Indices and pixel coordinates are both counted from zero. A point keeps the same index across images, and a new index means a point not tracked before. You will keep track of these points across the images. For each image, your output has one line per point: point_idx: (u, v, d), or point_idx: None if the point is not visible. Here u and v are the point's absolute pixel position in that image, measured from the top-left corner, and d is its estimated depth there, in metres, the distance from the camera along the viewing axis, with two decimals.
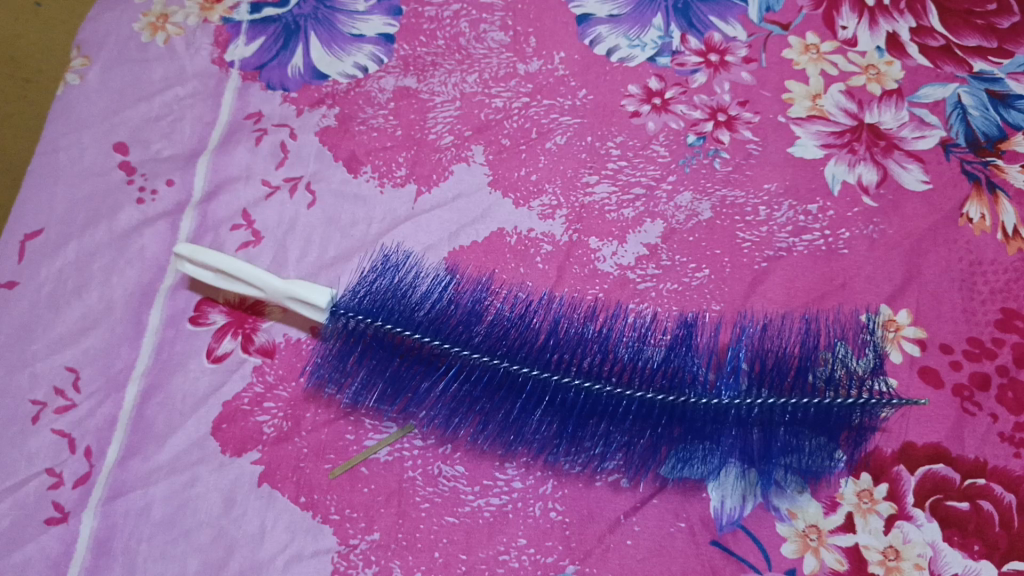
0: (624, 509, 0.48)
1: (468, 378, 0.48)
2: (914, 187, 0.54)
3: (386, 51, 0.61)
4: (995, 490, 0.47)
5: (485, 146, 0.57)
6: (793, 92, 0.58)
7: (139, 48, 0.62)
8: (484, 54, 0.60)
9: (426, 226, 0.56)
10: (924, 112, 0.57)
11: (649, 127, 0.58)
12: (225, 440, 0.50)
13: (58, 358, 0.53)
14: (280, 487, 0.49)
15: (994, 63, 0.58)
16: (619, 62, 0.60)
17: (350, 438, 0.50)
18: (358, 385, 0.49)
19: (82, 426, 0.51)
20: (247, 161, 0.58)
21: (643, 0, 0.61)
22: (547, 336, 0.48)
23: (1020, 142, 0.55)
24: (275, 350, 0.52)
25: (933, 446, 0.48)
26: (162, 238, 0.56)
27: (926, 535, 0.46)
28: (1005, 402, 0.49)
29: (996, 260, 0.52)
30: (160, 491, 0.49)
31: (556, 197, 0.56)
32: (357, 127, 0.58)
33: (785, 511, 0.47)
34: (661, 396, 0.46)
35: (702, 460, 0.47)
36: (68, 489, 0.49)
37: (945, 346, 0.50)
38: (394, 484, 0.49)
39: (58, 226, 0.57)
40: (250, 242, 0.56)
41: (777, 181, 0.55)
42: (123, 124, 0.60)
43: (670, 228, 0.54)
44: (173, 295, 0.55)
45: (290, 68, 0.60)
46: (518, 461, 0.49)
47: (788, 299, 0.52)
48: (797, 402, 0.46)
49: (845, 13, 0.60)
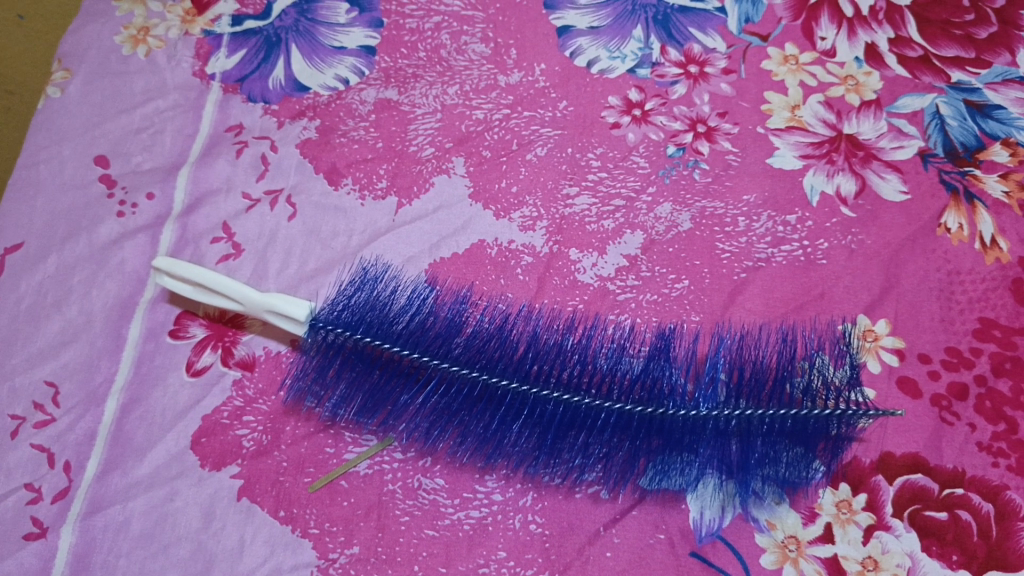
0: (604, 521, 0.48)
1: (447, 391, 0.48)
2: (892, 198, 0.55)
3: (367, 63, 0.61)
4: (973, 500, 0.47)
5: (466, 158, 0.58)
6: (772, 102, 0.58)
7: (120, 60, 0.62)
8: (465, 65, 0.61)
9: (405, 238, 0.55)
10: (902, 122, 0.57)
11: (629, 138, 0.58)
12: (205, 454, 0.50)
13: (38, 372, 0.52)
14: (259, 501, 0.49)
15: (972, 73, 0.58)
16: (599, 73, 0.60)
17: (330, 451, 0.50)
18: (337, 398, 0.49)
19: (61, 441, 0.51)
20: (227, 173, 0.58)
21: (622, 12, 0.61)
22: (526, 349, 0.49)
23: (998, 151, 0.55)
24: (255, 363, 0.52)
25: (911, 456, 0.48)
26: (142, 251, 0.56)
27: (905, 545, 0.46)
28: (983, 412, 0.49)
29: (974, 269, 0.53)
30: (139, 506, 0.49)
31: (536, 208, 0.56)
32: (337, 138, 0.58)
33: (765, 522, 0.47)
34: (639, 407, 0.46)
35: (680, 472, 0.47)
36: (47, 504, 0.49)
37: (923, 356, 0.50)
38: (374, 497, 0.49)
39: (39, 240, 0.57)
40: (230, 255, 0.56)
41: (756, 192, 0.55)
42: (104, 137, 0.60)
43: (650, 239, 0.54)
44: (153, 308, 0.54)
45: (271, 80, 0.61)
46: (498, 474, 0.49)
47: (767, 309, 0.52)
48: (774, 414, 0.46)
49: (823, 23, 0.60)
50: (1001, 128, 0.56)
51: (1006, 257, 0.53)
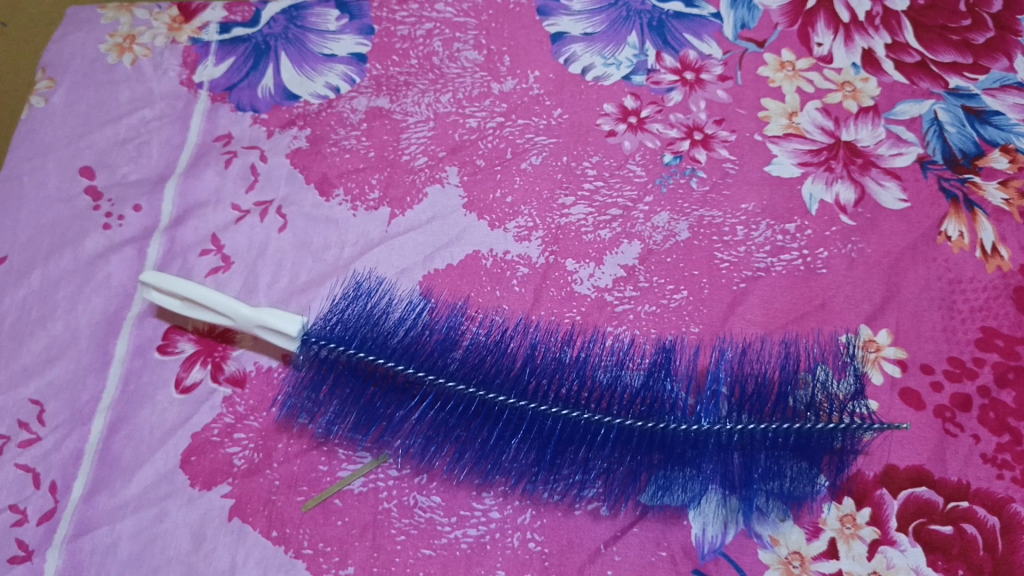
0: (604, 538, 0.47)
1: (444, 406, 0.47)
2: (892, 206, 0.54)
3: (358, 71, 0.60)
4: (979, 513, 0.46)
5: (460, 167, 0.57)
6: (769, 109, 0.57)
7: (105, 69, 0.61)
8: (457, 73, 0.60)
9: (399, 249, 0.54)
10: (901, 129, 0.56)
11: (625, 146, 0.57)
12: (194, 473, 0.49)
13: (23, 391, 0.51)
14: (251, 521, 0.47)
15: (970, 79, 0.57)
16: (594, 80, 0.59)
17: (324, 469, 0.49)
18: (330, 415, 0.48)
19: (47, 461, 0.49)
20: (216, 183, 0.57)
21: (617, 18, 0.61)
22: (523, 363, 0.48)
23: (997, 158, 0.55)
24: (246, 378, 0.51)
25: (916, 469, 0.47)
26: (129, 265, 0.55)
27: (911, 560, 0.46)
28: (987, 423, 0.48)
29: (975, 278, 0.52)
30: (127, 528, 0.48)
31: (532, 218, 0.55)
32: (328, 148, 0.57)
33: (769, 537, 0.46)
34: (639, 422, 0.45)
35: (682, 487, 0.46)
36: (33, 526, 0.48)
37: (926, 367, 0.50)
38: (369, 516, 0.47)
39: (23, 254, 0.55)
40: (219, 268, 0.54)
41: (755, 200, 0.55)
42: (89, 147, 0.58)
43: (648, 249, 0.54)
44: (140, 323, 0.53)
45: (260, 89, 0.59)
46: (496, 490, 0.48)
47: (767, 320, 0.51)
48: (777, 428, 0.45)
49: (819, 29, 0.59)
50: (1001, 134, 0.56)
51: (1007, 265, 0.52)
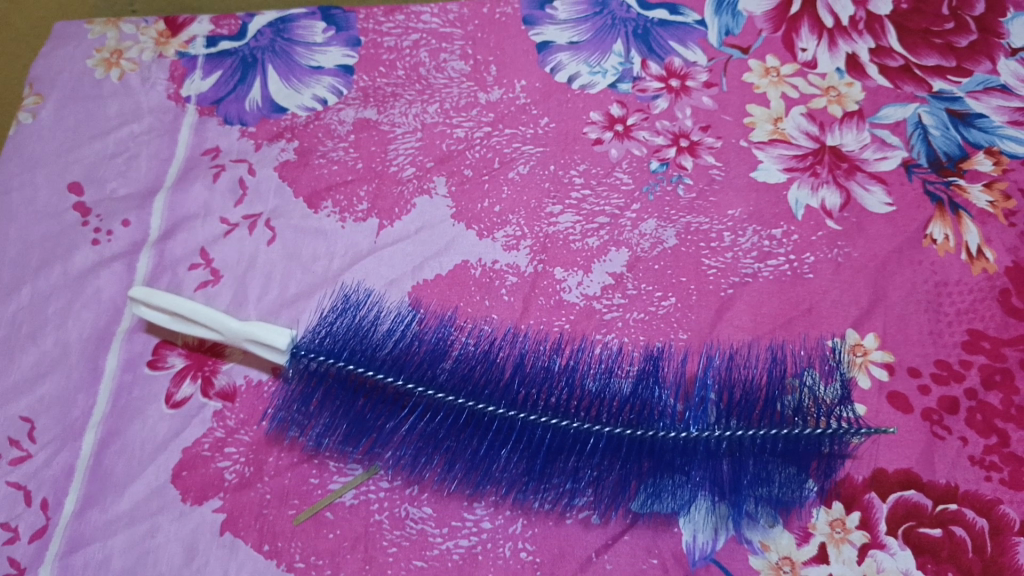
0: (596, 547, 0.47)
1: (433, 418, 0.47)
2: (877, 210, 0.54)
3: (346, 83, 0.60)
4: (967, 516, 0.46)
5: (448, 177, 0.57)
6: (754, 115, 0.58)
7: (93, 84, 0.61)
8: (444, 83, 0.60)
9: (387, 260, 0.55)
10: (886, 133, 0.57)
11: (612, 154, 0.57)
12: (186, 487, 0.49)
13: (13, 408, 0.51)
14: (243, 535, 0.48)
15: (954, 82, 0.58)
16: (580, 89, 0.59)
17: (314, 482, 0.49)
18: (320, 428, 0.48)
19: (38, 477, 0.49)
20: (205, 197, 0.57)
21: (602, 27, 0.61)
22: (512, 373, 0.48)
23: (981, 160, 0.55)
24: (236, 393, 0.51)
25: (904, 472, 0.47)
26: (118, 280, 0.55)
27: (900, 563, 0.46)
28: (974, 425, 0.48)
29: (961, 281, 0.52)
30: (119, 543, 0.48)
31: (520, 227, 0.55)
32: (316, 160, 0.58)
33: (758, 543, 0.47)
34: (628, 430, 0.46)
35: (672, 494, 0.47)
36: (25, 543, 0.48)
37: (913, 370, 0.50)
38: (360, 528, 0.48)
39: (12, 271, 0.55)
40: (208, 281, 0.54)
41: (741, 206, 0.55)
42: (77, 162, 0.59)
43: (635, 256, 0.54)
44: (130, 338, 0.53)
45: (247, 102, 0.60)
46: (487, 500, 0.48)
47: (755, 326, 0.52)
48: (766, 434, 0.46)
49: (804, 34, 0.60)
50: (985, 137, 0.56)
51: (993, 267, 0.52)
